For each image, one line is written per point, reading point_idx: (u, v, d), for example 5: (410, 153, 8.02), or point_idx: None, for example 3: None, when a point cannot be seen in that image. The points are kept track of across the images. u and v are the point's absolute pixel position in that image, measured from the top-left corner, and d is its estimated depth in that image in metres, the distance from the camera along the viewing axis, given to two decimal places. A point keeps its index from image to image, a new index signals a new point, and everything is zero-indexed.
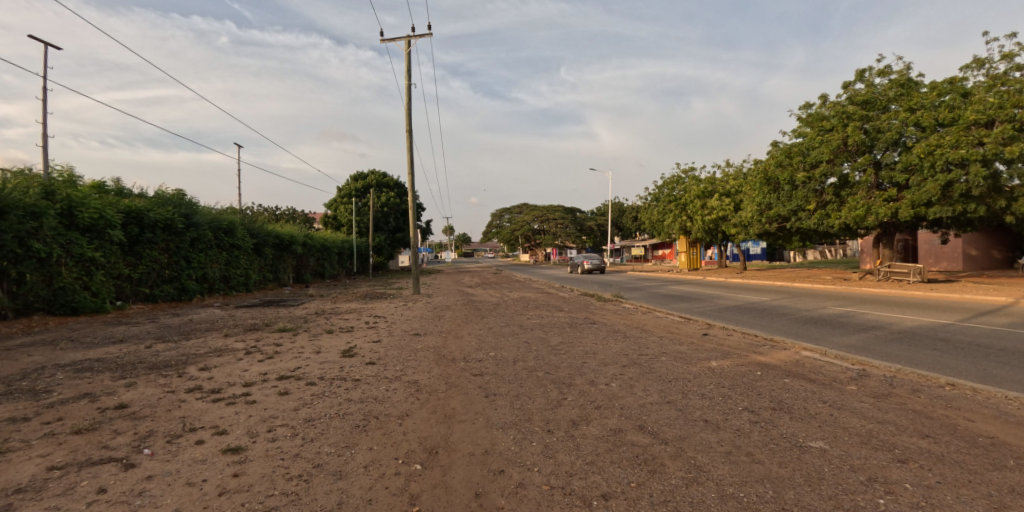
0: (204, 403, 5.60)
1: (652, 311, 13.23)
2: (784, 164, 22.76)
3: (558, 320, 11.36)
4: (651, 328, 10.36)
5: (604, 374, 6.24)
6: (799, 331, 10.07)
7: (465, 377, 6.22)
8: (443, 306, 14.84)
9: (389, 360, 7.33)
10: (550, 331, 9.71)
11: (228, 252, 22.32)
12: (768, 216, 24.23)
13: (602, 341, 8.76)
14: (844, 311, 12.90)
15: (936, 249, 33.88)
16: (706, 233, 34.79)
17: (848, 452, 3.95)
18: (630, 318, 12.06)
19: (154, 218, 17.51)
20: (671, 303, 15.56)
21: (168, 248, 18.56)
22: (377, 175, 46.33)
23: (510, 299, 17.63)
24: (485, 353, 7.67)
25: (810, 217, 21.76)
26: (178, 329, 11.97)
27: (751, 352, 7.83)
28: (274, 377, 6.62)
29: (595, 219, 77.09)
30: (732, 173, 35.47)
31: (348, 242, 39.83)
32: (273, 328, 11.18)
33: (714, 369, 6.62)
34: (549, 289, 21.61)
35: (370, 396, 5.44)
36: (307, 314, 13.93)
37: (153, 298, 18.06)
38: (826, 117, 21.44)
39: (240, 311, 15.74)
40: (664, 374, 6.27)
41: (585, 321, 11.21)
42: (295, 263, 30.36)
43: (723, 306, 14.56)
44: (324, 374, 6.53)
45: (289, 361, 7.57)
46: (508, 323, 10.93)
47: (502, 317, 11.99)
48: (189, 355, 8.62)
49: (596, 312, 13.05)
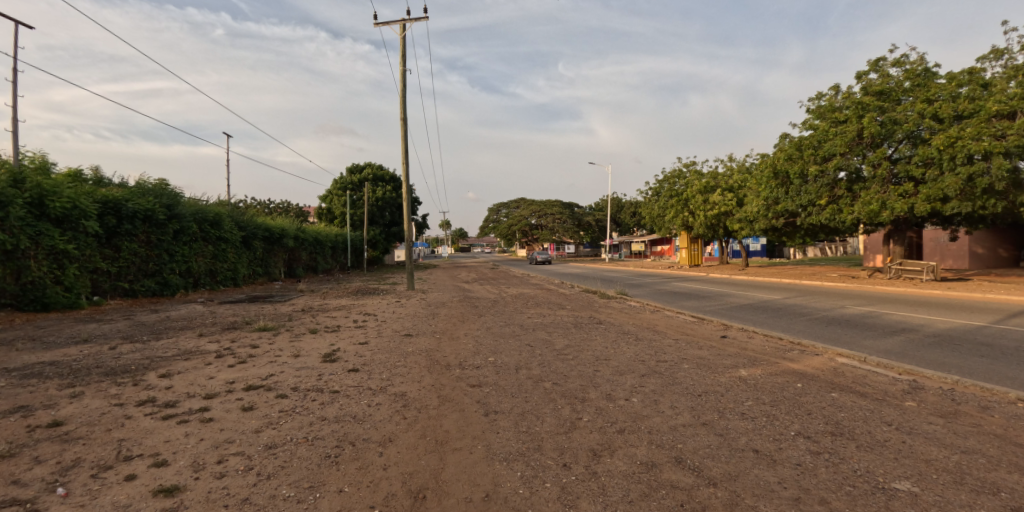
0: (151, 422, 4.73)
1: (661, 310, 12.41)
2: (794, 157, 21.96)
3: (561, 319, 10.51)
4: (664, 329, 9.53)
5: (622, 386, 5.40)
6: (825, 334, 9.27)
7: (461, 389, 5.38)
8: (437, 304, 13.93)
9: (375, 366, 6.47)
10: (555, 332, 8.88)
11: (214, 244, 21.39)
12: (776, 211, 23.39)
13: (613, 344, 7.92)
14: (866, 312, 12.11)
15: (942, 246, 33.21)
16: (709, 228, 33.94)
17: (945, 497, 3.15)
18: (638, 317, 11.21)
19: (133, 208, 16.51)
20: (679, 301, 14.71)
21: (149, 240, 17.56)
22: (373, 168, 45.36)
23: (509, 295, 16.75)
24: (484, 358, 6.82)
25: (821, 212, 20.96)
26: (152, 328, 11.05)
27: (781, 358, 7.03)
28: (241, 387, 5.75)
29: (593, 214, 76.11)
30: (736, 167, 34.60)
31: (342, 235, 38.83)
32: (252, 327, 10.28)
33: (746, 380, 5.79)
34: (548, 285, 20.77)
35: (347, 415, 4.57)
36: (293, 311, 13.02)
37: (132, 293, 17.09)
38: (839, 108, 20.66)
39: (223, 308, 14.81)
40: (691, 386, 5.43)
41: (590, 321, 10.38)
42: (286, 257, 29.37)
43: (736, 305, 13.73)
44: (299, 384, 5.67)
45: (262, 366, 6.71)
46: (508, 323, 10.09)
47: (501, 316, 11.15)
48: (153, 359, 7.72)
49: (601, 310, 12.23)
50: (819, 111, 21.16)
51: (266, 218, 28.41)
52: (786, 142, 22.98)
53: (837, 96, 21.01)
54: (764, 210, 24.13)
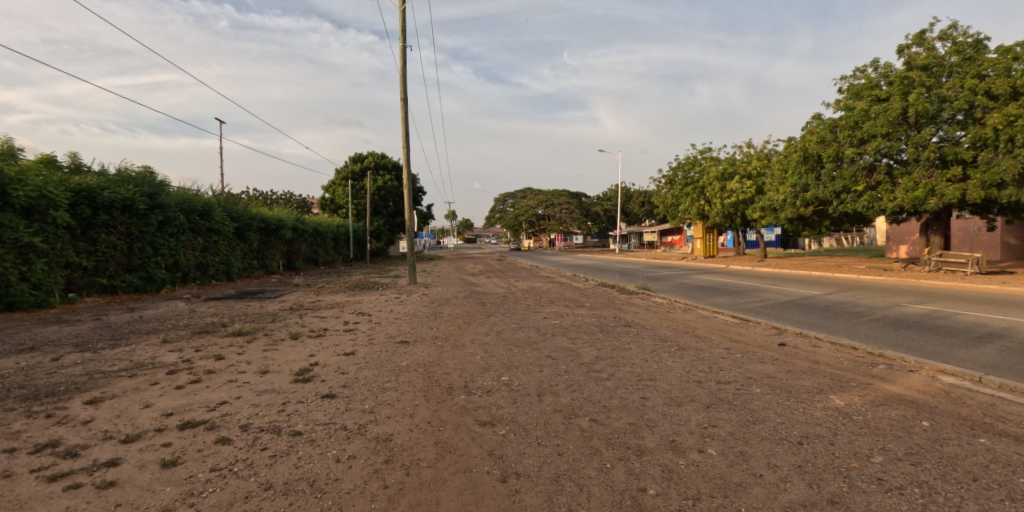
0: (29, 487, 3.34)
1: (694, 308, 10.94)
2: (827, 141, 20.32)
3: (583, 321, 9.06)
4: (708, 335, 8.00)
5: (687, 428, 3.97)
6: (900, 341, 7.78)
7: (467, 429, 3.95)
8: (440, 300, 12.51)
9: (358, 389, 5.09)
10: (579, 339, 7.43)
11: (205, 237, 20.05)
12: (805, 199, 21.77)
13: (653, 355, 6.48)
14: (929, 312, 10.59)
15: (972, 236, 31.41)
16: (726, 217, 32.26)
17: None
18: (670, 318, 9.73)
19: (110, 198, 15.12)
20: (709, 297, 13.20)
21: (130, 232, 16.19)
22: (376, 157, 43.97)
23: (519, 290, 15.31)
24: (497, 377, 5.41)
25: (856, 200, 19.36)
26: (116, 331, 9.68)
27: (872, 381, 5.57)
28: (177, 423, 4.35)
29: (601, 203, 74.26)
30: (754, 154, 32.81)
31: (344, 226, 37.49)
32: (226, 331, 8.87)
33: (851, 417, 4.33)
34: (561, 278, 19.34)
35: (302, 481, 3.19)
36: (279, 310, 11.64)
37: (112, 290, 15.74)
38: (879, 86, 18.96)
39: (206, 306, 13.46)
40: (786, 430, 3.97)
41: (617, 323, 8.91)
42: (285, 249, 28.08)
43: (775, 303, 12.19)
44: (253, 420, 4.30)
45: (216, 389, 5.34)
46: (522, 326, 8.68)
47: (513, 316, 9.74)
48: (93, 375, 6.36)
49: (626, 309, 10.81)
50: (855, 90, 19.48)
51: (262, 208, 27.04)
52: (817, 125, 21.30)
53: (876, 73, 19.31)
54: (791, 198, 22.48)
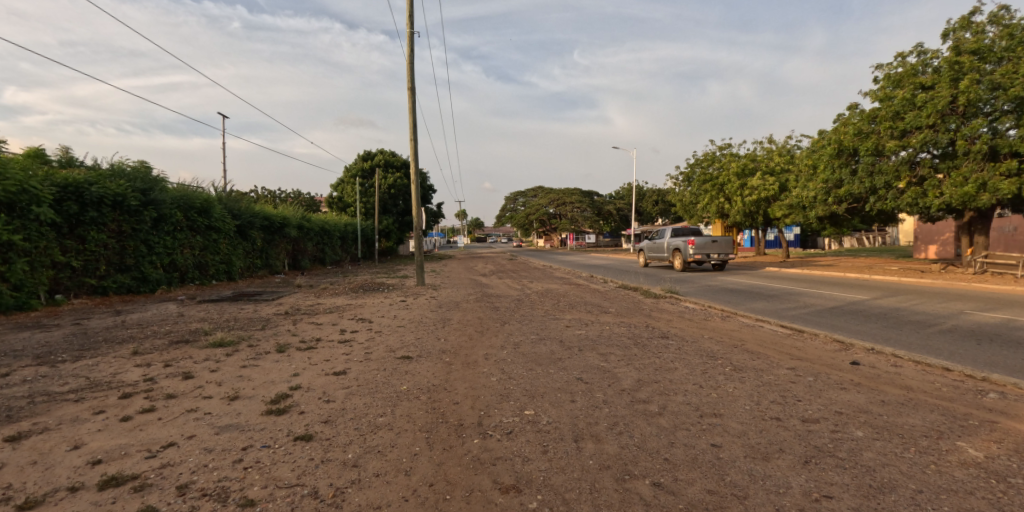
0: None
1: (735, 316, 9.72)
2: (865, 133, 18.92)
3: (612, 331, 7.93)
4: (763, 352, 6.77)
5: (794, 501, 2.86)
6: (993, 360, 6.56)
7: (484, 500, 2.85)
8: (449, 304, 11.41)
9: (345, 426, 4.01)
10: (614, 356, 6.27)
11: (204, 235, 19.16)
12: (838, 195, 20.38)
13: (708, 379, 5.34)
14: (1003, 321, 9.30)
15: (1006, 236, 29.59)
16: (747, 216, 30.84)
17: None
18: (710, 328, 8.54)
19: (99, 193, 14.22)
20: (746, 302, 11.95)
21: (122, 230, 15.29)
22: (385, 154, 43.09)
23: (534, 293, 14.18)
24: (519, 411, 4.29)
25: (897, 197, 17.96)
26: (89, 340, 8.68)
27: (996, 420, 4.40)
28: (98, 481, 3.29)
29: (613, 202, 72.73)
30: (777, 149, 31.32)
31: (352, 225, 36.64)
32: (207, 340, 7.83)
33: (1010, 482, 3.18)
34: (577, 280, 18.20)
35: None
36: (272, 315, 10.59)
37: (103, 291, 14.85)
38: (923, 74, 17.51)
39: (197, 309, 12.48)
40: (934, 508, 2.85)
41: (652, 334, 7.72)
42: (290, 248, 27.21)
43: (823, 310, 10.90)
44: (197, 478, 3.22)
45: (167, 425, 4.26)
46: (544, 337, 7.55)
47: (531, 325, 8.61)
48: (36, 397, 5.34)
49: (658, 316, 9.63)
50: (895, 78, 18.03)
51: (267, 206, 26.17)
52: (852, 116, 19.90)
53: (920, 59, 17.85)
54: (822, 195, 21.09)
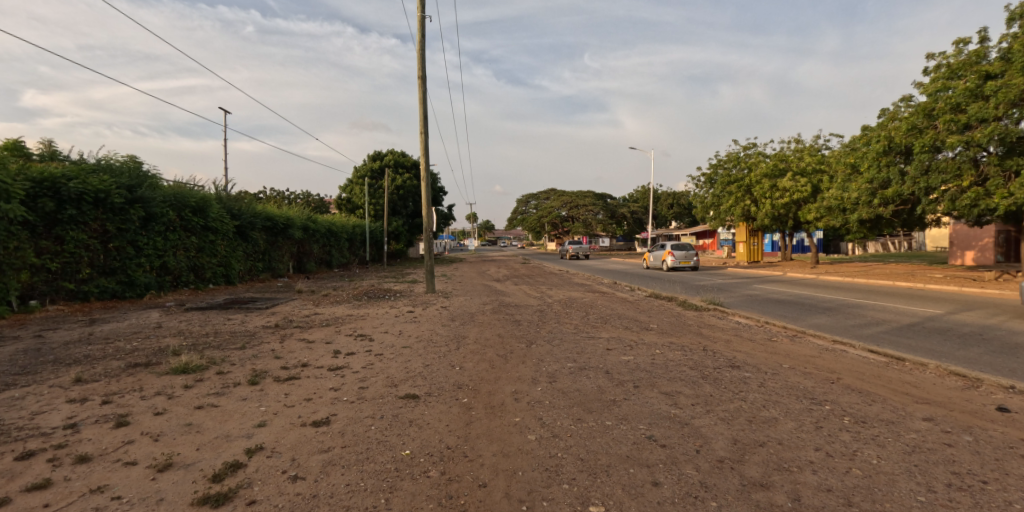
0: None
1: (807, 337, 8.10)
2: (921, 129, 17.14)
3: (668, 358, 6.38)
4: (875, 393, 5.21)
5: None
6: None
7: None
8: (463, 317, 9.95)
9: None
10: (685, 399, 4.75)
11: (199, 236, 17.90)
12: (885, 196, 18.63)
13: (834, 443, 3.82)
14: None
15: None
16: (776, 220, 29.07)
17: None
18: (784, 353, 6.97)
19: (79, 189, 12.95)
20: (805, 317, 10.33)
21: (105, 230, 14.00)
22: (395, 155, 41.96)
23: (556, 303, 12.64)
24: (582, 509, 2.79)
25: (957, 198, 16.12)
26: (39, 359, 7.31)
27: None
28: None
29: (627, 204, 70.83)
30: (806, 148, 29.48)
31: (360, 227, 35.28)
32: (170, 365, 6.43)
33: None
34: (602, 288, 16.60)
35: None
36: (260, 328, 9.17)
37: (83, 296, 13.60)
38: (988, 61, 15.77)
39: (181, 318, 11.10)
40: None
41: (718, 363, 6.17)
42: (294, 250, 25.96)
43: (901, 327, 9.23)
44: None
45: None
46: (583, 364, 6.03)
47: (564, 346, 7.10)
48: None
49: (714, 336, 8.05)
50: (955, 67, 16.31)
51: (270, 206, 24.93)
52: (902, 111, 18.21)
53: (982, 46, 16.15)
54: (867, 196, 19.31)
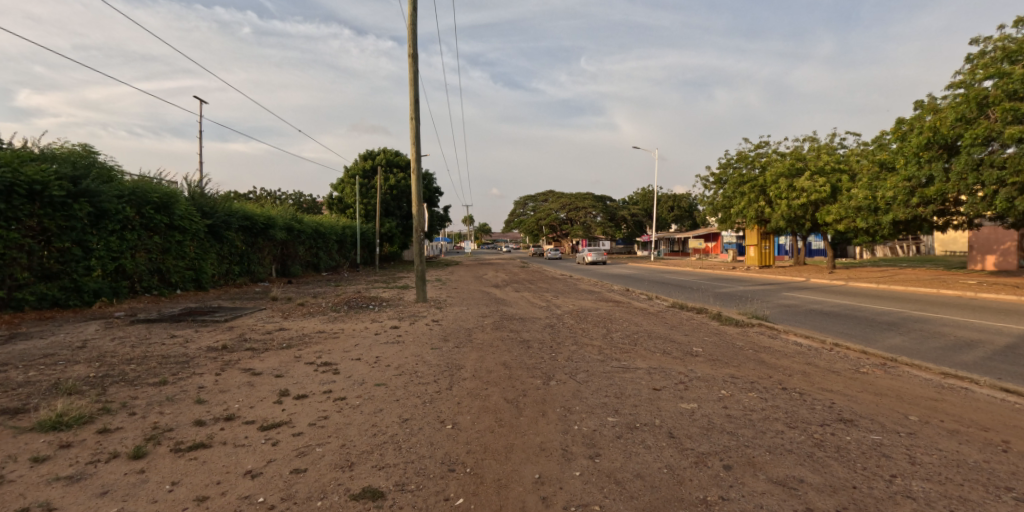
0: None
1: (901, 368, 6.25)
2: (969, 120, 15.41)
3: (746, 407, 4.52)
4: None
5: None
6: None
7: None
8: (458, 335, 8.11)
9: None
10: (821, 500, 2.90)
11: (164, 236, 16.01)
12: (926, 196, 16.92)
13: None
14: None
15: None
16: (791, 222, 27.31)
17: None
18: (892, 395, 5.11)
19: (8, 180, 11.01)
20: (872, 336, 8.50)
21: (45, 228, 12.08)
22: (389, 154, 40.11)
23: (566, 316, 10.74)
24: None
25: (1013, 196, 14.28)
26: None
27: None
28: None
29: (627, 206, 68.80)
30: (824, 146, 27.74)
31: (349, 228, 33.29)
32: (42, 414, 4.51)
33: None
34: (616, 296, 14.74)
35: None
36: (201, 351, 7.24)
37: (17, 304, 11.66)
38: None
39: (115, 334, 9.17)
40: None
41: (824, 418, 4.30)
42: (276, 252, 24.02)
43: (1002, 352, 7.36)
44: None
45: None
46: (630, 420, 4.14)
47: (593, 384, 5.23)
48: None
49: (783, 367, 6.19)
50: (1009, 51, 14.62)
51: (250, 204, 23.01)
52: (943, 101, 16.61)
53: None
54: (904, 194, 17.57)
